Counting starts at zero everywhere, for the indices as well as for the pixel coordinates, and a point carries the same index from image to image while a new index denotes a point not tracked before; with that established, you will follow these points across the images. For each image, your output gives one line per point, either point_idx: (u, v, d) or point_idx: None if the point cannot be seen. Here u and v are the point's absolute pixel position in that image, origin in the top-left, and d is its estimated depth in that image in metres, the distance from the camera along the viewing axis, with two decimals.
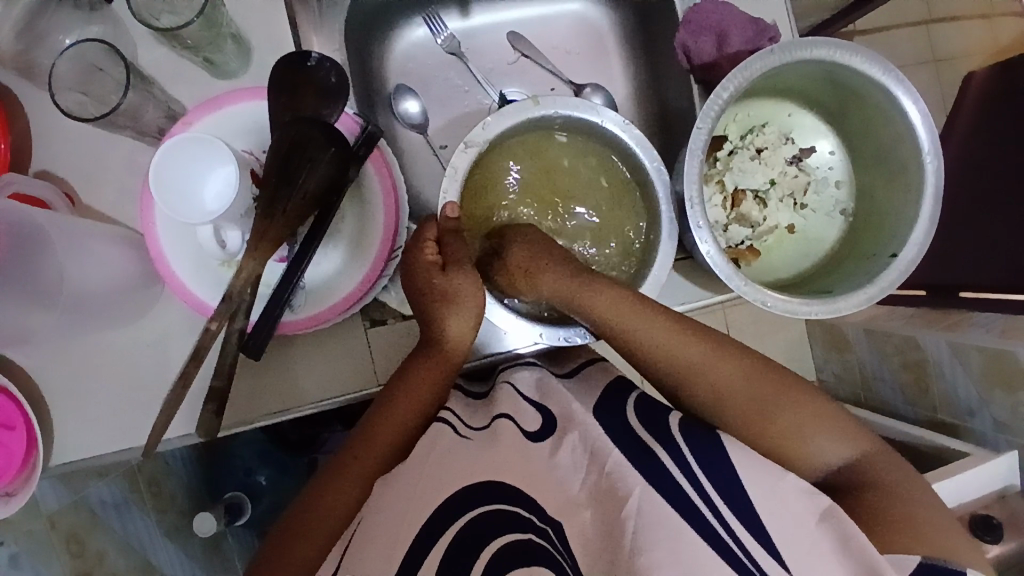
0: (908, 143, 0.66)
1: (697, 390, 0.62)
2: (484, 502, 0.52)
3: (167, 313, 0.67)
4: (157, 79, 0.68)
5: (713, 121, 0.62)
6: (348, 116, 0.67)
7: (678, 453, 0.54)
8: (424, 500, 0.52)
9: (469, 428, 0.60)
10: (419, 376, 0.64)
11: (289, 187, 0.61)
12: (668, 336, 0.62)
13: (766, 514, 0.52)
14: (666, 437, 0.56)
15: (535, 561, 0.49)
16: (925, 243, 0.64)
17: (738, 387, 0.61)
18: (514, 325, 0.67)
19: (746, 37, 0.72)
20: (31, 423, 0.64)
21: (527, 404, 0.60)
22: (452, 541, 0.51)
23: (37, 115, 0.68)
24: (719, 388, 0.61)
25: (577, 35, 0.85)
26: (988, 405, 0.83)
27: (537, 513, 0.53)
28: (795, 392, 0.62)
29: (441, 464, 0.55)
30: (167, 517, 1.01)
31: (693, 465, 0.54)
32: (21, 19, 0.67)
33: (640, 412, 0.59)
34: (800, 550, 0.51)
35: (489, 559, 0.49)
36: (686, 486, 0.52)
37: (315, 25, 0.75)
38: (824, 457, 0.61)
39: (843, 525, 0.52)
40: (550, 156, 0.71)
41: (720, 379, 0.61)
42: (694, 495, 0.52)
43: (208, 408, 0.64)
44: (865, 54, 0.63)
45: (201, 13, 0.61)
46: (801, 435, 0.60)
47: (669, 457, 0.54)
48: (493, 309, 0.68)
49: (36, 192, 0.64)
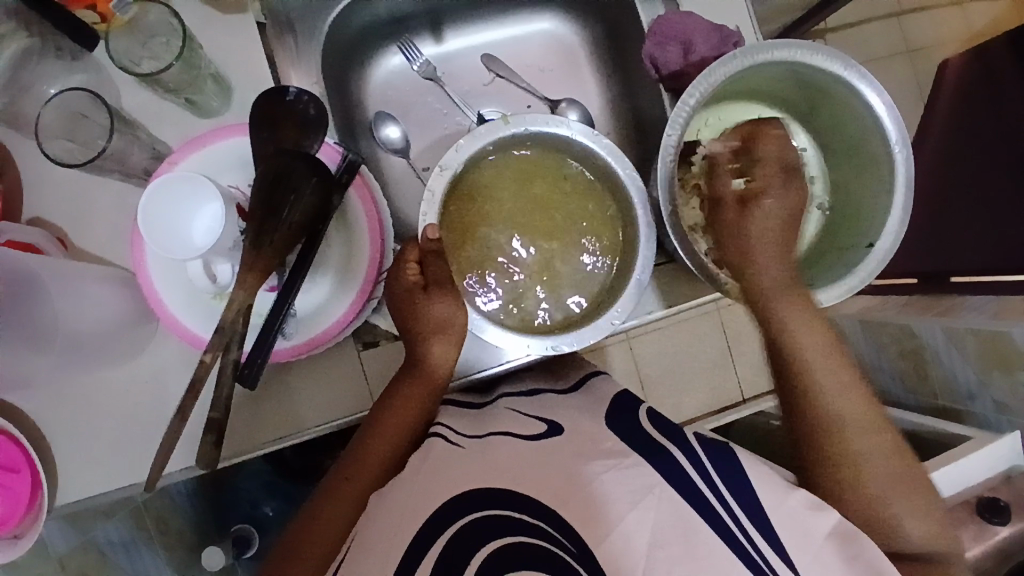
0: (875, 136, 0.68)
1: (807, 406, 0.63)
2: (478, 507, 0.51)
3: (162, 348, 0.68)
4: (142, 122, 0.70)
5: (682, 126, 0.64)
6: (329, 146, 0.68)
7: (694, 455, 0.56)
8: (415, 509, 0.52)
9: (459, 435, 0.61)
10: (407, 394, 0.66)
11: (274, 218, 0.62)
12: (828, 357, 0.63)
13: (778, 523, 0.52)
14: (668, 448, 0.57)
15: (527, 565, 0.48)
16: (900, 231, 0.66)
17: (849, 419, 0.62)
18: (504, 340, 0.67)
19: (710, 44, 0.74)
20: (35, 466, 0.65)
21: (528, 418, 0.62)
22: (440, 551, 0.49)
23: (27, 164, 0.70)
24: (829, 412, 0.62)
25: (551, 53, 0.88)
26: (987, 387, 0.84)
27: (531, 511, 0.51)
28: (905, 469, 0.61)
29: (434, 475, 0.55)
30: (175, 553, 1.02)
31: (706, 461, 0.56)
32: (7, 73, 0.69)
33: (654, 421, 0.61)
34: (813, 559, 0.52)
35: (481, 562, 0.48)
36: (702, 486, 0.54)
37: (292, 60, 0.77)
38: (903, 529, 0.58)
39: (855, 543, 0.53)
40: (540, 177, 0.73)
41: (841, 405, 0.62)
42: (716, 503, 0.53)
43: (207, 442, 0.65)
44: (825, 52, 0.65)
45: (180, 56, 0.63)
46: (890, 488, 0.60)
47: (687, 459, 0.56)
48: (482, 325, 0.67)
49: (29, 239, 0.66)
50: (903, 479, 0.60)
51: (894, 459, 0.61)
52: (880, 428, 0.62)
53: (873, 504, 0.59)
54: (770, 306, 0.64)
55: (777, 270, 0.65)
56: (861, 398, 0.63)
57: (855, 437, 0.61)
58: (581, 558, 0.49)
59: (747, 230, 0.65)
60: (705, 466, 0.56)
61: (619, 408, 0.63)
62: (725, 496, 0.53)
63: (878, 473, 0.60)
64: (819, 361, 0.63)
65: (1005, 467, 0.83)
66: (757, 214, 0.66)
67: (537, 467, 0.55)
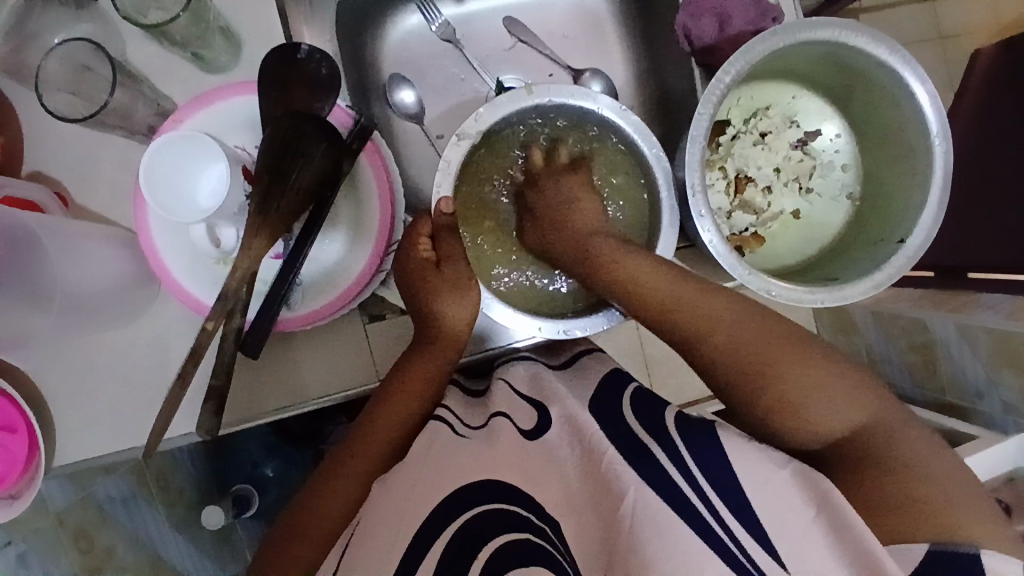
0: (915, 125, 0.64)
1: (698, 349, 0.60)
2: (478, 502, 0.51)
3: (165, 313, 0.67)
4: (147, 76, 0.67)
5: (715, 106, 0.60)
6: (341, 110, 0.65)
7: (676, 452, 0.53)
8: (420, 499, 0.52)
9: (467, 426, 0.59)
10: (417, 368, 0.64)
11: (281, 184, 0.60)
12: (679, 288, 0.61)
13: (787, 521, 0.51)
14: (669, 433, 0.54)
15: (534, 561, 0.47)
16: (933, 227, 0.62)
17: (763, 350, 0.59)
18: (512, 319, 0.65)
19: (747, 18, 0.70)
20: (31, 427, 0.64)
21: (522, 401, 0.61)
22: (445, 548, 0.49)
23: (28, 117, 0.67)
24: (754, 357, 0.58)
25: (575, 18, 0.83)
26: (997, 386, 0.82)
27: (535, 512, 0.51)
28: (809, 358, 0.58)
29: (440, 463, 0.54)
30: (176, 511, 1.03)
31: (686, 457, 0.52)
32: (7, 19, 0.66)
33: (636, 406, 0.58)
34: (798, 549, 0.48)
35: (486, 559, 0.48)
36: (685, 487, 0.50)
37: (306, 16, 0.74)
38: (832, 425, 0.56)
39: (841, 527, 0.49)
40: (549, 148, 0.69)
41: (733, 330, 0.59)
42: (696, 501, 0.50)
43: (207, 409, 0.63)
44: (870, 33, 0.61)
45: (186, 7, 0.59)
46: (812, 389, 0.56)
47: (667, 457, 0.52)
48: (492, 304, 0.65)
49: (28, 195, 0.63)
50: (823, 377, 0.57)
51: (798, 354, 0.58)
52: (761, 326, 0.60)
53: (803, 420, 0.56)
54: (617, 262, 0.62)
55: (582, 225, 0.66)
56: (746, 313, 0.60)
57: (740, 365, 0.58)
58: (578, 568, 0.49)
59: (573, 202, 0.66)
60: (687, 464, 0.52)
61: (610, 382, 0.62)
62: (712, 493, 0.50)
63: (789, 379, 0.57)
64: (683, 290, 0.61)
65: (1009, 470, 0.82)
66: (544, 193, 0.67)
67: None
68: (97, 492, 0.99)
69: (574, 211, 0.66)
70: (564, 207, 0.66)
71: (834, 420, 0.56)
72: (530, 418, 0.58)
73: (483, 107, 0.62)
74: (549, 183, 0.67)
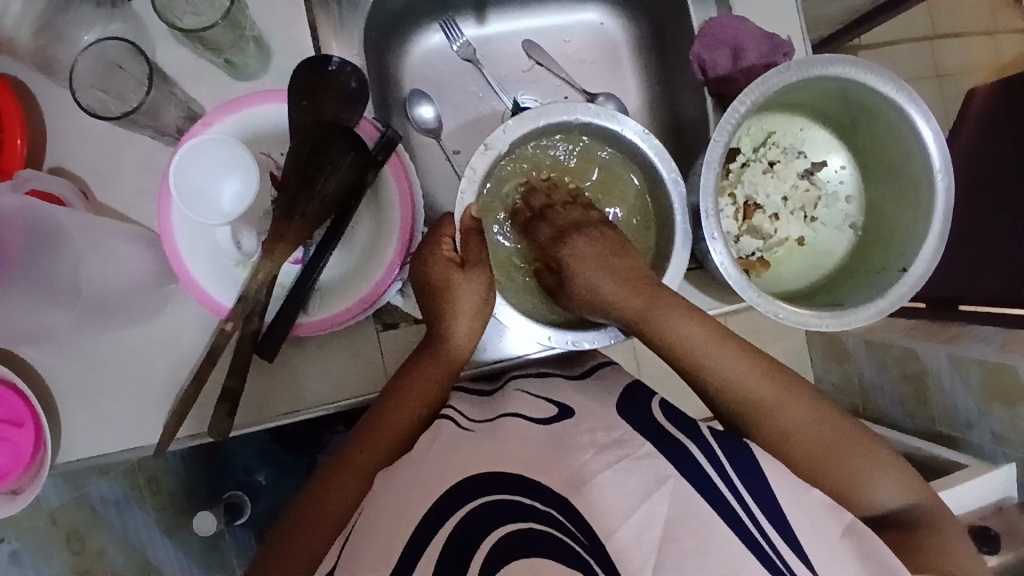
0: (919, 161, 0.67)
1: (754, 429, 0.62)
2: (484, 493, 0.51)
3: (179, 312, 0.67)
4: (176, 79, 0.69)
5: (729, 133, 0.63)
6: (368, 123, 0.67)
7: (710, 452, 0.55)
8: (427, 489, 0.52)
9: (470, 420, 0.60)
10: (426, 363, 0.66)
11: (308, 190, 0.61)
12: (730, 362, 0.63)
13: (796, 525, 0.53)
14: (703, 433, 0.57)
15: (536, 555, 0.46)
16: (935, 258, 0.65)
17: (807, 428, 0.61)
18: (523, 327, 0.67)
19: (760, 51, 0.73)
20: (39, 420, 0.64)
21: (538, 399, 0.61)
22: (447, 538, 0.49)
23: (55, 112, 0.68)
24: (801, 452, 0.60)
25: (592, 44, 0.86)
26: (988, 417, 0.84)
27: (541, 500, 0.50)
28: (858, 441, 0.62)
29: (448, 457, 0.54)
30: (165, 515, 1.02)
31: (721, 456, 0.55)
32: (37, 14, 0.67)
33: (667, 413, 0.60)
34: (826, 556, 0.52)
35: (488, 551, 0.47)
36: (718, 483, 0.53)
37: (335, 31, 0.73)
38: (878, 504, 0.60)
39: (865, 537, 0.54)
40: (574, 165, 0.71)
41: (791, 413, 0.61)
42: (725, 500, 0.52)
43: (219, 410, 0.64)
44: (880, 72, 0.64)
45: (224, 15, 0.61)
46: (859, 472, 0.60)
47: (703, 456, 0.55)
48: (502, 309, 0.67)
49: (54, 189, 0.65)
50: (868, 459, 0.61)
51: (851, 440, 0.62)
52: (811, 408, 0.62)
53: (853, 499, 0.60)
54: (662, 319, 0.63)
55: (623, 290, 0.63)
56: (803, 402, 0.62)
57: (801, 451, 0.60)
58: (592, 551, 0.48)
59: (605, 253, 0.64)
60: (718, 458, 0.55)
61: (631, 394, 0.62)
62: (737, 489, 0.53)
63: (842, 463, 0.60)
64: (735, 366, 0.63)
65: (999, 499, 0.84)
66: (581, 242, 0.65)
67: (553, 454, 0.54)
68: (90, 492, 0.99)
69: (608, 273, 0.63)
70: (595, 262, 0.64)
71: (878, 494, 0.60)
72: (540, 411, 0.59)
73: (524, 122, 0.65)
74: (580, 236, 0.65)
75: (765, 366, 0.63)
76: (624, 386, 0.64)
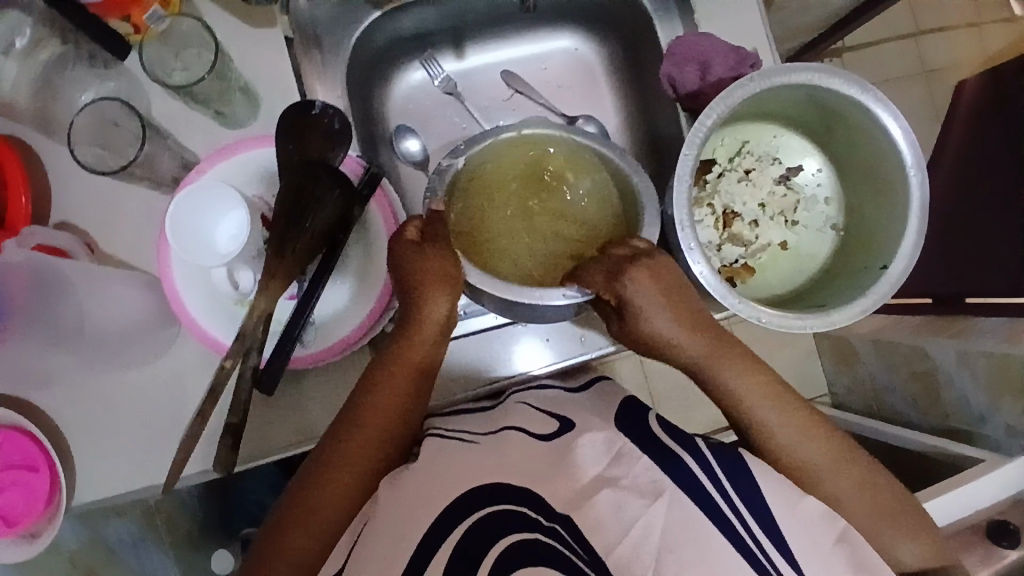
0: (892, 158, 0.68)
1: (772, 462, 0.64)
2: (496, 502, 0.52)
3: (182, 353, 0.70)
4: (171, 131, 0.72)
5: (699, 146, 0.65)
6: (352, 159, 0.71)
7: (705, 462, 0.57)
8: (428, 505, 0.52)
9: (472, 434, 0.61)
10: (399, 355, 0.64)
11: (298, 226, 0.64)
12: (761, 397, 0.64)
13: (788, 529, 0.55)
14: (700, 445, 0.58)
15: (543, 561, 0.47)
16: (915, 253, 0.66)
17: (826, 470, 0.63)
18: (534, 349, 0.76)
19: (727, 65, 0.75)
20: (54, 463, 0.68)
21: (537, 414, 0.62)
22: (456, 544, 0.49)
23: (57, 169, 0.72)
24: (818, 487, 0.63)
25: (570, 69, 0.89)
26: (999, 411, 0.83)
27: (544, 513, 0.51)
28: (883, 496, 0.63)
29: (448, 473, 0.55)
30: (183, 553, 1.04)
31: (716, 464, 0.57)
32: None
33: (664, 423, 0.61)
34: (820, 562, 0.54)
35: (496, 557, 0.48)
36: (714, 492, 0.54)
37: (319, 74, 0.76)
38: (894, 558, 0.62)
39: (858, 546, 0.56)
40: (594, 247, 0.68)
41: (811, 452, 0.63)
42: (724, 505, 0.54)
43: (225, 445, 0.66)
44: (842, 75, 0.65)
45: (211, 70, 0.65)
46: (881, 528, 0.62)
47: (697, 465, 0.56)
48: (522, 338, 0.76)
49: (58, 243, 0.68)
50: (892, 513, 0.63)
51: (876, 490, 0.63)
52: (836, 450, 0.64)
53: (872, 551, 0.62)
54: (700, 359, 0.65)
55: (669, 323, 0.63)
56: (829, 440, 0.64)
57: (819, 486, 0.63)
58: (592, 564, 0.49)
59: (656, 296, 0.62)
60: (714, 469, 0.57)
61: (627, 411, 0.63)
62: (728, 493, 0.55)
63: (862, 508, 0.62)
64: (762, 404, 0.64)
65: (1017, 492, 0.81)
66: (639, 287, 0.61)
67: (546, 468, 0.55)
68: None
69: (662, 310, 0.62)
70: (651, 308, 0.62)
71: (895, 551, 0.62)
72: (542, 427, 0.60)
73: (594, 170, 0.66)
74: (640, 281, 0.61)
75: (795, 402, 0.65)
76: (620, 400, 0.65)
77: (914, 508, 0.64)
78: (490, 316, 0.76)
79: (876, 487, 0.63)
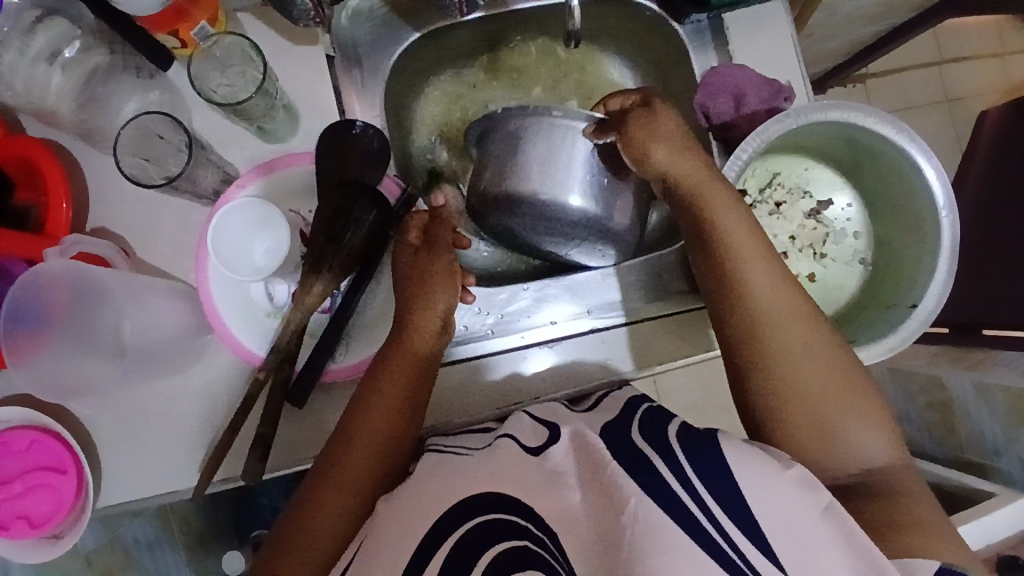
0: (923, 199, 0.69)
1: (731, 311, 0.61)
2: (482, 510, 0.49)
3: (214, 362, 0.71)
4: (212, 144, 0.74)
5: (734, 179, 0.66)
6: (391, 179, 0.72)
7: (681, 467, 0.50)
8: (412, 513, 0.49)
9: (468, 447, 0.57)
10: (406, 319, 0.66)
11: (335, 244, 0.65)
12: (738, 237, 0.62)
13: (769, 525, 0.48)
14: (670, 442, 0.52)
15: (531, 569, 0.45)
16: (944, 294, 0.66)
17: (790, 327, 0.59)
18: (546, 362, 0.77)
19: (761, 97, 0.75)
20: (81, 467, 0.69)
21: (527, 419, 0.57)
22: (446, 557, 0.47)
23: (99, 177, 0.73)
24: (773, 341, 0.58)
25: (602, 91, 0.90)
26: (1016, 444, 0.84)
27: (533, 521, 0.49)
28: (846, 378, 0.58)
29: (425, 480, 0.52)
30: (196, 555, 1.04)
31: (691, 468, 0.50)
32: (78, 86, 0.72)
33: (645, 425, 0.55)
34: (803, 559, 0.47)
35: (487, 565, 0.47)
36: (693, 501, 0.48)
37: (358, 91, 0.78)
38: (844, 445, 0.56)
39: (847, 524, 0.49)
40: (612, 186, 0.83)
41: (775, 301, 0.60)
42: (698, 509, 0.48)
43: (253, 455, 0.67)
44: (878, 115, 0.66)
45: (259, 89, 0.66)
46: (832, 403, 0.57)
47: (673, 469, 0.50)
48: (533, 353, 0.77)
49: (99, 251, 0.69)
50: (852, 399, 0.57)
51: (845, 374, 0.58)
52: (809, 321, 0.59)
53: (823, 437, 0.56)
54: (691, 188, 0.64)
55: (669, 152, 0.65)
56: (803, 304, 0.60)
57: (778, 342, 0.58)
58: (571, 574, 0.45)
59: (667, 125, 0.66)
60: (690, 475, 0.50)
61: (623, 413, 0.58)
62: (714, 504, 0.49)
63: (818, 375, 0.57)
64: (740, 241, 0.62)
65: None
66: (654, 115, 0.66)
67: None
68: (124, 533, 1.02)
69: (669, 133, 0.65)
70: (660, 126, 0.66)
71: (850, 437, 0.57)
72: (531, 437, 0.55)
73: (609, 172, 0.72)
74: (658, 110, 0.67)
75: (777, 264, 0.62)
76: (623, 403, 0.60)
77: (880, 407, 0.58)
78: (517, 336, 0.77)
79: (840, 363, 0.58)
